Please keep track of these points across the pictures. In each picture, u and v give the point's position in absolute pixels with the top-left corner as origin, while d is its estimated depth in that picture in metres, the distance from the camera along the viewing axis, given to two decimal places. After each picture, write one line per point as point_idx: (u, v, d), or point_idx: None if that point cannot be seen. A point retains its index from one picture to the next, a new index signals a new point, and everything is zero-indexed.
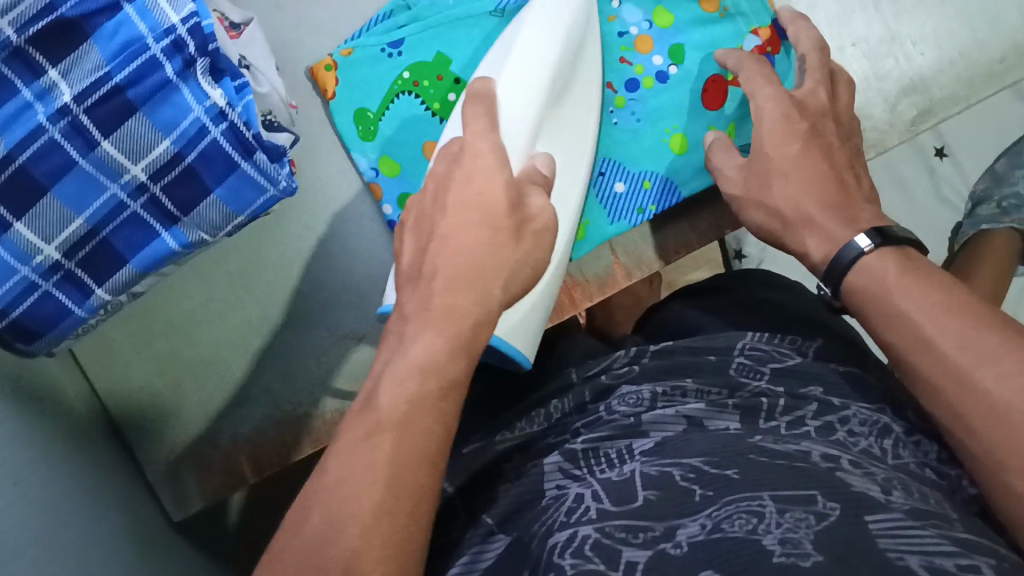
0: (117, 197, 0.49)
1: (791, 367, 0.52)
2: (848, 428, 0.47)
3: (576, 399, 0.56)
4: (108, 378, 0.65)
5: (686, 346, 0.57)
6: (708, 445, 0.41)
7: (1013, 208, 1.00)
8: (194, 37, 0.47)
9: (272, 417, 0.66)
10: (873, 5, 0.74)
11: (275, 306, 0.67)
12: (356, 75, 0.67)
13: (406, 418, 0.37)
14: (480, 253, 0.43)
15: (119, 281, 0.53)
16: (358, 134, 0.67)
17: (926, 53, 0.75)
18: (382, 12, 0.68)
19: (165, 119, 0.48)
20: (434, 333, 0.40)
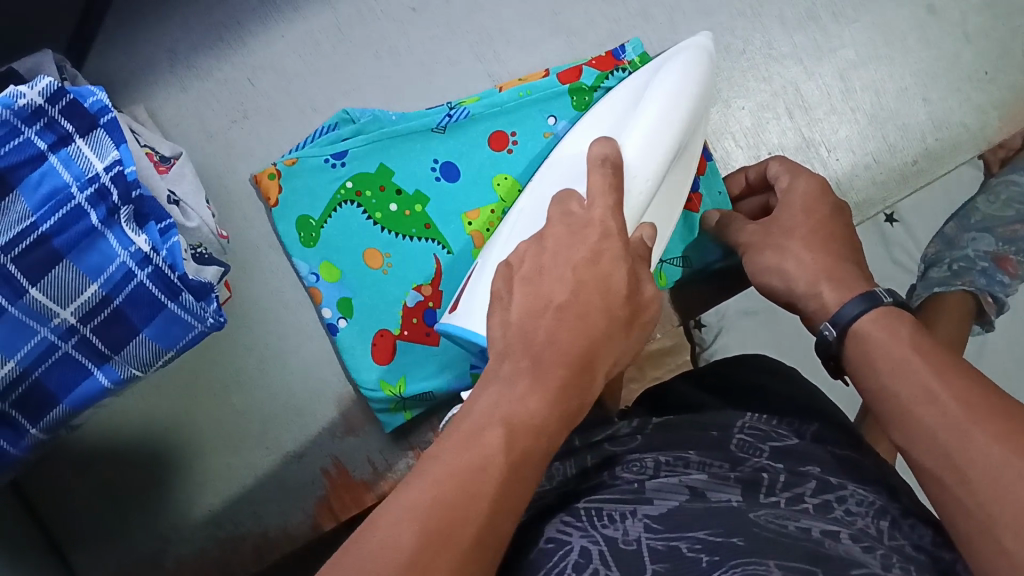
0: (48, 339, 0.49)
1: (788, 447, 0.56)
2: (845, 507, 0.48)
3: (578, 464, 0.58)
4: (51, 505, 0.62)
5: (687, 420, 0.61)
6: (706, 520, 0.45)
7: (965, 271, 0.97)
8: (118, 184, 0.48)
9: (216, 538, 0.63)
10: (787, 115, 0.74)
11: (244, 407, 0.65)
12: (298, 185, 0.66)
13: (518, 462, 0.35)
14: (592, 263, 0.43)
15: (51, 419, 0.52)
16: (299, 240, 0.66)
17: (842, 158, 0.74)
18: (327, 125, 0.67)
19: (92, 265, 0.48)
20: (537, 384, 0.38)
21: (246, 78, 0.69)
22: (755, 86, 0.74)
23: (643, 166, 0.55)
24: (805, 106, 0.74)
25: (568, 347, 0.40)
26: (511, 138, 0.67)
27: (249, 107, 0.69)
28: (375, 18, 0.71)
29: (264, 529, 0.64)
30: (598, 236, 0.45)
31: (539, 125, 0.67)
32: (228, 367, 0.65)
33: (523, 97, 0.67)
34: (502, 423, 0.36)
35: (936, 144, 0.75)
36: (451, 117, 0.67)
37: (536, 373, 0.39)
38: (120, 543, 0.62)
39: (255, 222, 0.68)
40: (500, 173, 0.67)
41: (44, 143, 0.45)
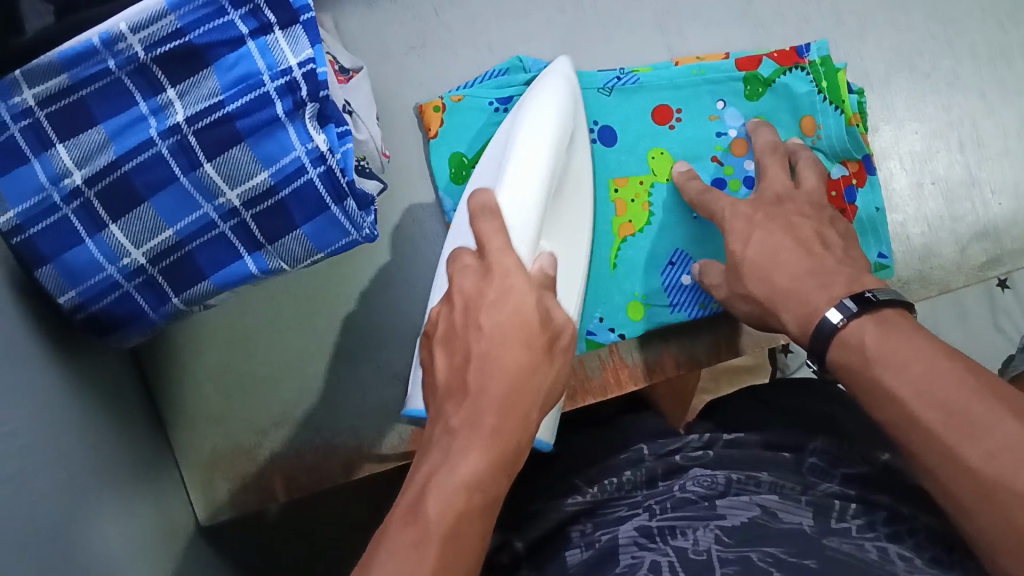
0: (208, 217, 0.50)
1: (861, 474, 0.54)
2: (914, 540, 0.48)
3: (648, 472, 0.59)
4: (164, 379, 0.64)
5: (760, 441, 0.61)
6: (781, 540, 0.45)
7: None
8: (308, 82, 0.49)
9: (312, 444, 0.64)
10: (958, 148, 0.72)
11: (348, 328, 0.66)
12: (459, 120, 0.67)
13: (453, 527, 0.38)
14: (523, 371, 0.42)
15: (196, 293, 0.53)
16: (449, 174, 0.67)
17: (1005, 203, 0.72)
18: (498, 69, 0.69)
19: (267, 154, 0.49)
20: (480, 453, 0.39)
21: (432, 7, 0.71)
22: (932, 111, 0.73)
23: (522, 216, 0.52)
24: (978, 143, 0.72)
25: (495, 416, 0.41)
26: (676, 114, 0.69)
27: (428, 38, 0.71)
28: None
29: (359, 442, 0.64)
30: (519, 332, 0.42)
31: (706, 107, 0.69)
32: (351, 286, 0.67)
33: (696, 75, 0.69)
34: (440, 489, 0.38)
35: None
36: (620, 81, 0.69)
37: (455, 457, 0.39)
38: (218, 428, 0.64)
39: (410, 148, 0.69)
40: (656, 148, 0.69)
41: (245, 28, 0.49)
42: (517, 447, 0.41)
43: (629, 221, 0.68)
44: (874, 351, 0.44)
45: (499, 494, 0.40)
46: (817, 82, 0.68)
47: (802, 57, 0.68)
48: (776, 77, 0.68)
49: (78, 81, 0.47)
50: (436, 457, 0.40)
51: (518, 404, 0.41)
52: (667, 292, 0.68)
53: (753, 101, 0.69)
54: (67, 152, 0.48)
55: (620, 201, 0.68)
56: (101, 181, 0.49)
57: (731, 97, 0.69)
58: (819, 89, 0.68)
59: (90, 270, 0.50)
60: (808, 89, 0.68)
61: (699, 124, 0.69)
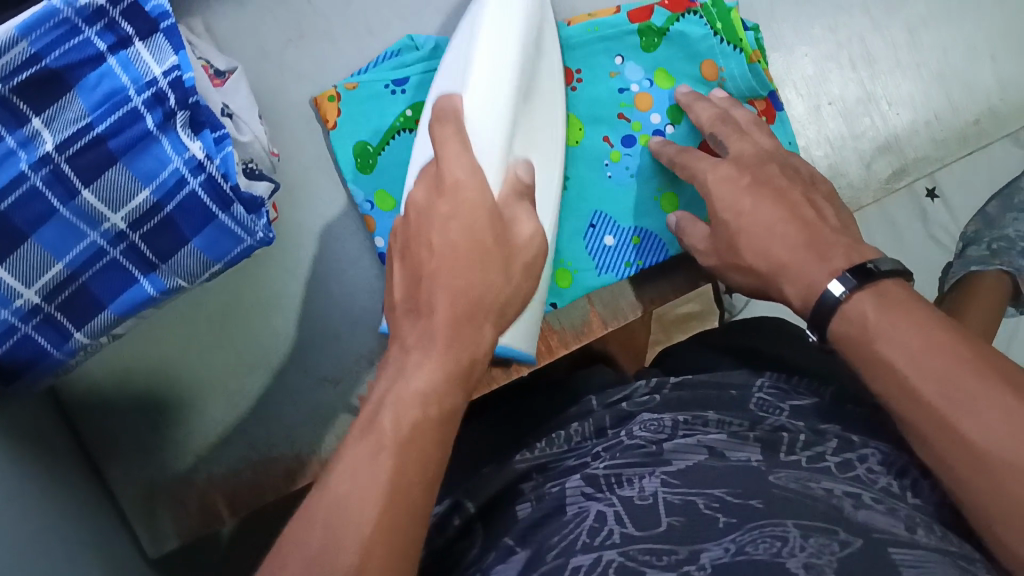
0: (96, 244, 0.48)
1: (810, 407, 0.48)
2: (868, 467, 0.42)
3: (596, 423, 0.51)
4: (86, 417, 0.62)
5: (708, 379, 0.53)
6: (732, 477, 0.39)
7: (1002, 251, 0.95)
8: (177, 90, 0.47)
9: (249, 459, 0.63)
10: (851, 66, 0.72)
11: (270, 333, 0.64)
12: (358, 108, 0.64)
13: (408, 439, 0.37)
14: (478, 283, 0.42)
15: (96, 325, 0.52)
16: (354, 166, 0.64)
17: (902, 114, 0.74)
18: (389, 51, 0.66)
19: (145, 171, 0.47)
20: (435, 361, 0.39)
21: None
22: (820, 34, 0.72)
23: (489, 126, 0.53)
24: (869, 59, 0.73)
25: (447, 325, 0.40)
26: (576, 75, 0.68)
27: (304, 27, 0.67)
28: None
29: (297, 451, 0.63)
30: (472, 251, 0.42)
31: (605, 65, 0.68)
32: (267, 292, 0.65)
33: (592, 33, 0.68)
34: (393, 410, 0.37)
35: (999, 105, 0.77)
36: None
37: (398, 375, 0.39)
38: (153, 460, 0.62)
39: (309, 144, 0.66)
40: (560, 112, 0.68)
41: (103, 44, 0.45)
42: (473, 357, 0.41)
43: None
44: (874, 321, 0.43)
45: (455, 404, 0.40)
46: (712, 24, 0.66)
47: (693, 3, 0.67)
48: (671, 25, 0.67)
49: None
50: (395, 375, 0.39)
51: (472, 304, 0.41)
52: (591, 257, 0.67)
53: (651, 52, 0.68)
54: None
55: None
56: None
57: (628, 51, 0.68)
58: (715, 32, 0.66)
59: None
60: (704, 33, 0.66)
61: (598, 83, 0.68)
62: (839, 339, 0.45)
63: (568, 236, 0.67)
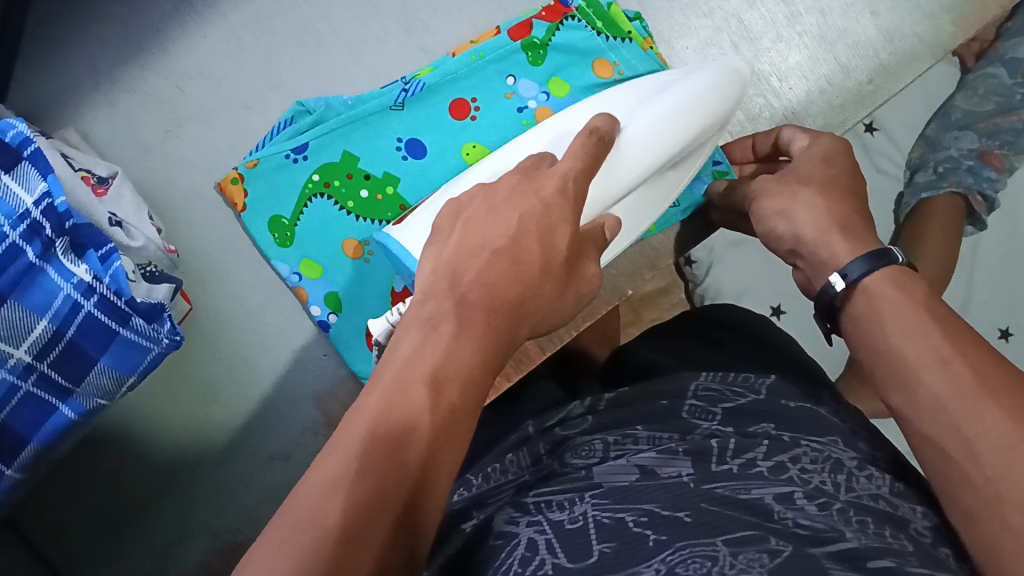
0: (5, 381, 0.47)
1: (742, 407, 0.48)
2: (800, 465, 0.42)
3: (532, 454, 0.50)
4: (46, 536, 0.58)
5: (640, 391, 0.53)
6: (662, 494, 0.38)
7: (950, 172, 0.89)
8: (50, 218, 0.46)
9: (217, 548, 0.61)
10: (733, 48, 0.64)
11: (209, 414, 0.60)
12: (264, 187, 0.58)
13: (447, 426, 0.33)
14: (525, 287, 0.39)
15: (24, 459, 0.51)
16: (274, 241, 0.58)
17: (795, 87, 0.64)
18: (281, 121, 0.59)
19: (37, 303, 0.47)
20: (468, 338, 0.36)
21: (173, 84, 0.59)
22: (697, 23, 0.64)
23: (631, 157, 0.51)
24: (749, 37, 0.64)
25: (489, 310, 0.37)
26: (473, 104, 0.59)
27: (181, 112, 0.59)
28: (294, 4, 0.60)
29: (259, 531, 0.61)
30: (541, 262, 0.40)
31: (497, 88, 0.59)
32: (197, 378, 0.60)
33: (477, 61, 0.59)
34: (430, 385, 0.33)
35: (889, 59, 0.64)
36: (407, 92, 0.59)
37: (423, 343, 0.35)
38: (118, 564, 0.60)
39: (208, 227, 0.60)
40: (470, 143, 0.59)
41: None
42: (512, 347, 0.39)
43: None
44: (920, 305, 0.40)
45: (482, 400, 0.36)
46: (592, 24, 0.59)
47: (568, 6, 0.60)
48: (553, 36, 0.59)
49: None
50: (419, 337, 0.36)
51: (501, 301, 0.38)
52: None
53: (541, 65, 0.59)
54: None
55: None
56: None
57: (518, 68, 0.59)
58: (597, 30, 0.59)
59: None
60: (585, 35, 0.59)
61: (501, 100, 0.59)
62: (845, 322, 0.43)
63: None
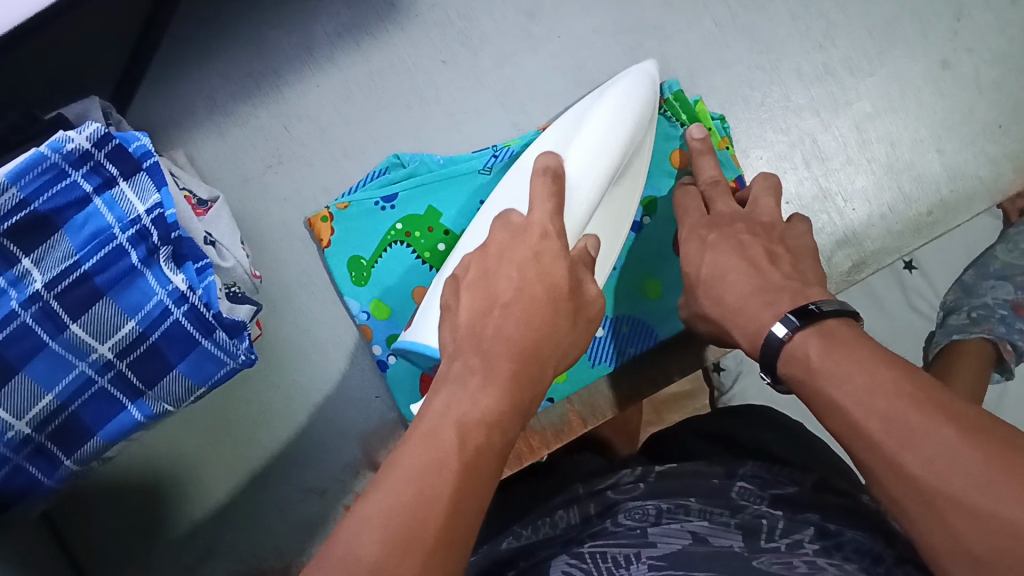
0: (85, 373, 0.50)
1: (790, 496, 0.49)
2: (844, 553, 0.42)
3: (583, 511, 0.51)
4: (82, 536, 0.60)
5: (692, 467, 0.53)
6: (717, 565, 0.40)
7: (984, 318, 0.82)
8: (159, 227, 0.49)
9: (238, 569, 0.62)
10: (805, 165, 0.67)
11: (252, 443, 0.62)
12: (353, 227, 0.62)
13: (474, 458, 0.34)
14: (544, 327, 0.41)
15: (85, 452, 0.53)
16: (350, 278, 0.62)
17: (858, 209, 0.67)
18: (377, 170, 0.63)
19: (131, 304, 0.50)
20: (500, 390, 0.37)
21: (282, 124, 0.64)
22: (773, 136, 0.68)
23: (585, 175, 0.52)
24: (821, 157, 0.68)
25: (512, 356, 0.39)
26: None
27: (284, 151, 0.64)
28: (405, 69, 0.65)
29: (284, 561, 0.63)
30: (545, 291, 0.42)
31: None
32: (253, 408, 0.63)
33: None
34: (456, 423, 0.35)
35: (951, 195, 0.69)
36: (497, 158, 0.62)
37: (460, 393, 0.37)
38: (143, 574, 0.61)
39: (293, 259, 0.64)
40: None
41: (89, 185, 0.47)
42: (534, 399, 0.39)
43: None
44: (818, 361, 0.41)
45: (516, 432, 0.37)
46: (678, 117, 0.64)
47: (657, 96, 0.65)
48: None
49: None
50: (450, 389, 0.37)
51: (531, 349, 0.40)
52: (584, 348, 0.63)
53: None
54: None
55: None
56: None
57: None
58: (681, 123, 0.64)
59: None
60: (671, 124, 0.64)
61: None
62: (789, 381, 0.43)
63: None
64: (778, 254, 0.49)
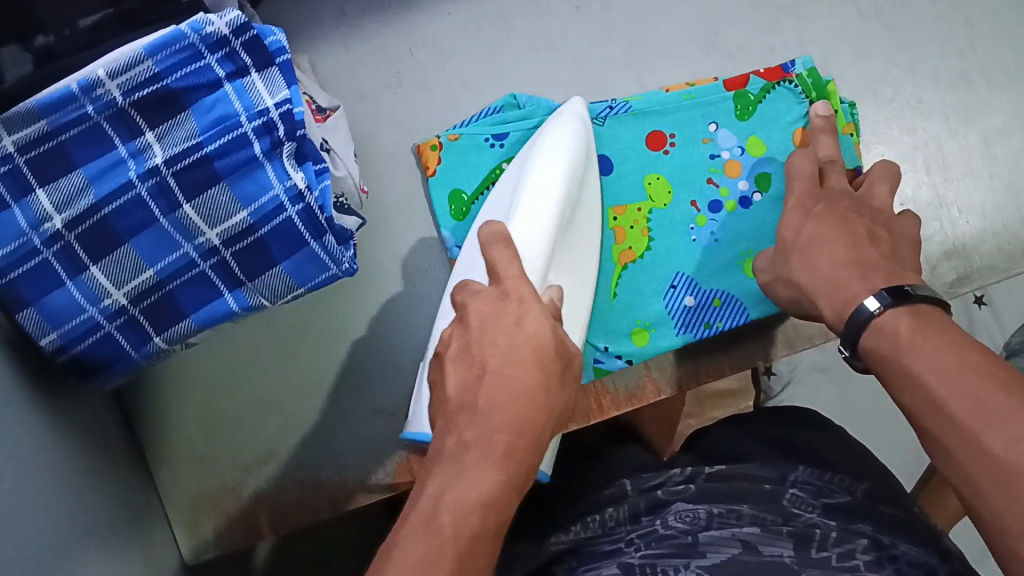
0: (189, 256, 0.50)
1: (842, 507, 0.48)
2: (897, 564, 0.42)
3: (631, 508, 0.51)
4: (149, 421, 0.62)
5: (740, 473, 0.53)
6: None
7: None
8: (285, 122, 0.50)
9: (297, 479, 0.62)
10: (924, 169, 0.67)
11: (325, 359, 0.63)
12: (459, 160, 0.62)
13: (467, 550, 0.31)
14: (534, 401, 0.36)
15: (175, 333, 0.52)
16: (449, 212, 0.62)
17: (972, 223, 0.66)
18: (490, 108, 0.64)
19: (246, 194, 0.50)
20: (494, 471, 0.34)
21: (406, 46, 0.67)
22: (898, 134, 0.68)
23: (538, 245, 0.50)
24: (943, 164, 0.67)
25: (509, 429, 0.35)
26: (670, 139, 0.65)
27: (405, 76, 0.67)
28: (538, 11, 0.68)
29: (345, 476, 0.62)
30: (534, 355, 0.37)
31: (699, 130, 0.65)
32: (334, 321, 0.64)
33: (687, 100, 0.65)
34: (452, 511, 0.32)
35: None
36: (612, 110, 0.65)
37: (455, 478, 0.33)
38: (205, 465, 0.62)
39: (394, 180, 0.66)
40: (653, 173, 0.64)
41: (222, 71, 0.49)
42: (528, 466, 0.35)
43: (628, 248, 0.64)
44: (907, 339, 0.41)
45: (508, 515, 0.34)
46: (806, 93, 0.64)
47: (788, 72, 0.65)
48: (765, 95, 0.65)
49: (57, 127, 0.46)
50: (448, 471, 0.34)
51: (523, 425, 0.36)
52: (671, 317, 0.63)
53: (745, 120, 0.65)
54: (47, 197, 0.47)
55: (618, 229, 0.64)
56: (83, 223, 0.48)
57: (722, 118, 0.65)
58: (810, 101, 0.64)
59: (69, 312, 0.49)
60: (798, 101, 0.64)
61: (695, 143, 0.65)
62: (870, 355, 0.43)
63: (648, 297, 0.63)
64: (886, 251, 0.48)
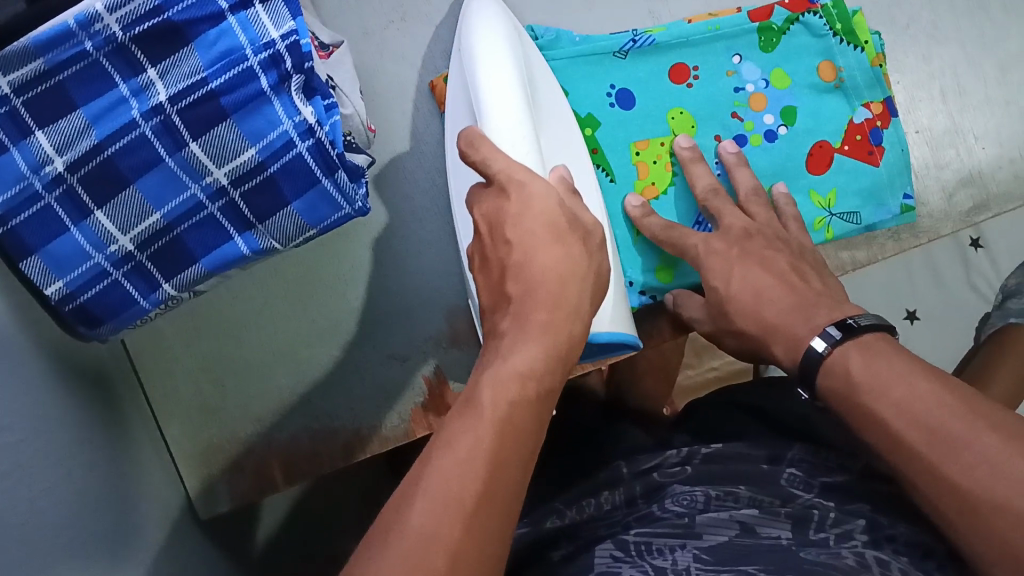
0: (196, 197, 0.48)
1: (841, 486, 0.47)
2: (893, 546, 0.41)
3: (627, 494, 0.50)
4: (157, 377, 0.60)
5: (737, 450, 0.51)
6: (765, 557, 0.39)
7: None
8: (292, 54, 0.47)
9: (309, 429, 0.61)
10: (940, 96, 0.68)
11: (332, 305, 0.63)
12: None
13: (508, 414, 0.34)
14: (563, 267, 0.40)
15: (187, 278, 0.50)
16: None
17: (988, 149, 0.68)
18: None
19: (255, 131, 0.47)
20: (534, 341, 0.37)
21: None
22: (914, 63, 0.68)
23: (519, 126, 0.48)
24: (960, 91, 0.68)
25: (546, 308, 0.39)
26: (693, 71, 0.65)
27: (409, 11, 0.67)
28: None
29: (358, 426, 0.61)
30: (546, 224, 0.41)
31: (723, 63, 0.65)
32: (342, 266, 0.63)
33: (712, 31, 0.65)
34: (493, 382, 0.35)
35: None
36: (636, 43, 0.64)
37: (516, 346, 0.37)
38: (215, 418, 0.61)
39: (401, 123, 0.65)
40: (676, 108, 0.64)
41: (225, 4, 0.46)
42: (572, 338, 0.39)
43: (651, 184, 0.63)
44: (861, 375, 0.43)
45: (556, 388, 0.37)
46: (832, 25, 0.65)
47: (814, 3, 0.66)
48: (790, 26, 0.65)
49: (55, 66, 0.43)
50: (493, 360, 0.37)
51: (548, 300, 0.39)
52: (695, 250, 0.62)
53: (770, 52, 0.65)
54: (47, 139, 0.44)
55: (642, 164, 0.63)
56: (87, 164, 0.45)
57: (745, 50, 0.65)
58: (835, 32, 0.65)
59: (75, 259, 0.47)
60: (824, 32, 0.65)
61: (717, 78, 0.65)
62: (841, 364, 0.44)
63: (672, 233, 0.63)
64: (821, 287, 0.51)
